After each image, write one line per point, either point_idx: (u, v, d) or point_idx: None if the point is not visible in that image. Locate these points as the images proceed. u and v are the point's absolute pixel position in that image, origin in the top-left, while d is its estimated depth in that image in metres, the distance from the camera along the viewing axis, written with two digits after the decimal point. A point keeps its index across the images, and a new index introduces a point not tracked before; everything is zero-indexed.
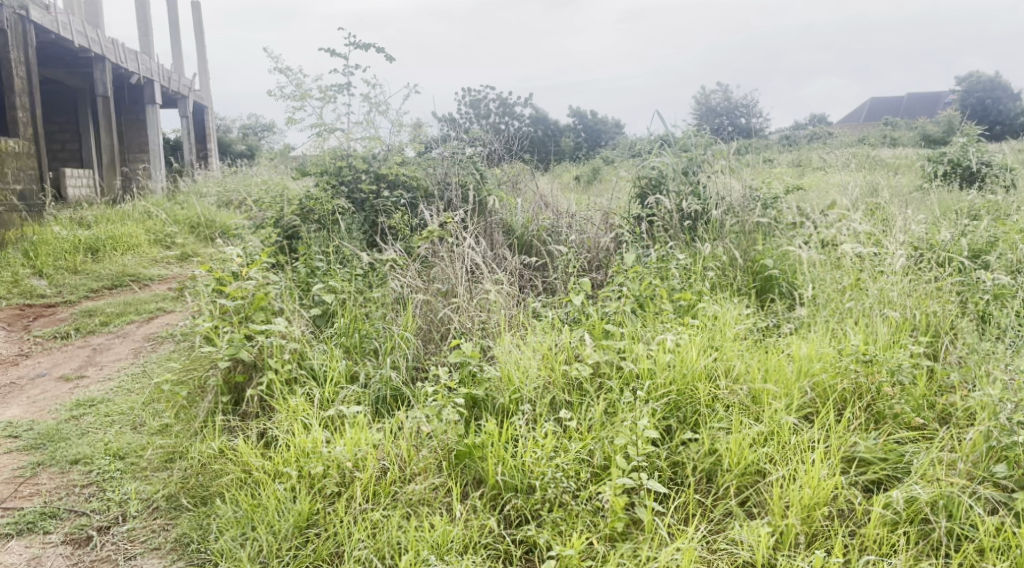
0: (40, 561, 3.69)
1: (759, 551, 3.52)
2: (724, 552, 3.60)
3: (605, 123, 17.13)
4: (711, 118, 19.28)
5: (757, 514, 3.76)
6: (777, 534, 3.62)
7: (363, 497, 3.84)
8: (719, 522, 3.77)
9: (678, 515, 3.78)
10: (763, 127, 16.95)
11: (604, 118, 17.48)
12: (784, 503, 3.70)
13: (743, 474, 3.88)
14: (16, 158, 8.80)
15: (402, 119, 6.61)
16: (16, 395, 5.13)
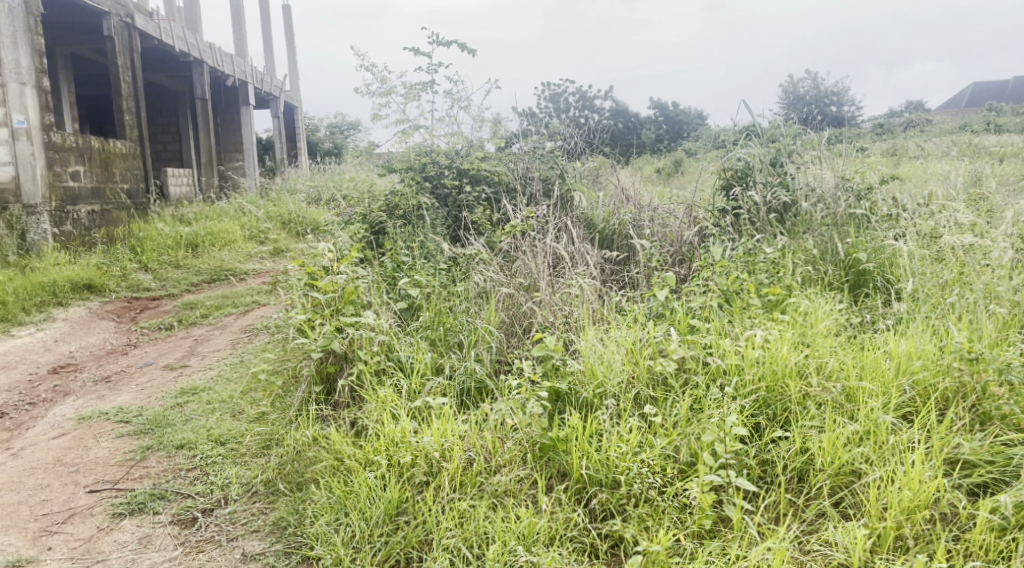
0: (150, 539, 3.87)
1: (855, 553, 3.46)
2: (819, 553, 3.56)
3: (687, 115, 16.85)
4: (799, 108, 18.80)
5: (853, 515, 3.70)
6: (875, 537, 3.55)
7: (450, 487, 3.91)
8: (812, 522, 3.72)
9: (769, 514, 3.75)
10: (854, 115, 16.45)
11: (687, 109, 17.23)
12: (882, 505, 3.63)
13: (837, 474, 3.82)
14: (123, 159, 9.22)
15: (484, 115, 6.63)
16: (126, 382, 5.39)
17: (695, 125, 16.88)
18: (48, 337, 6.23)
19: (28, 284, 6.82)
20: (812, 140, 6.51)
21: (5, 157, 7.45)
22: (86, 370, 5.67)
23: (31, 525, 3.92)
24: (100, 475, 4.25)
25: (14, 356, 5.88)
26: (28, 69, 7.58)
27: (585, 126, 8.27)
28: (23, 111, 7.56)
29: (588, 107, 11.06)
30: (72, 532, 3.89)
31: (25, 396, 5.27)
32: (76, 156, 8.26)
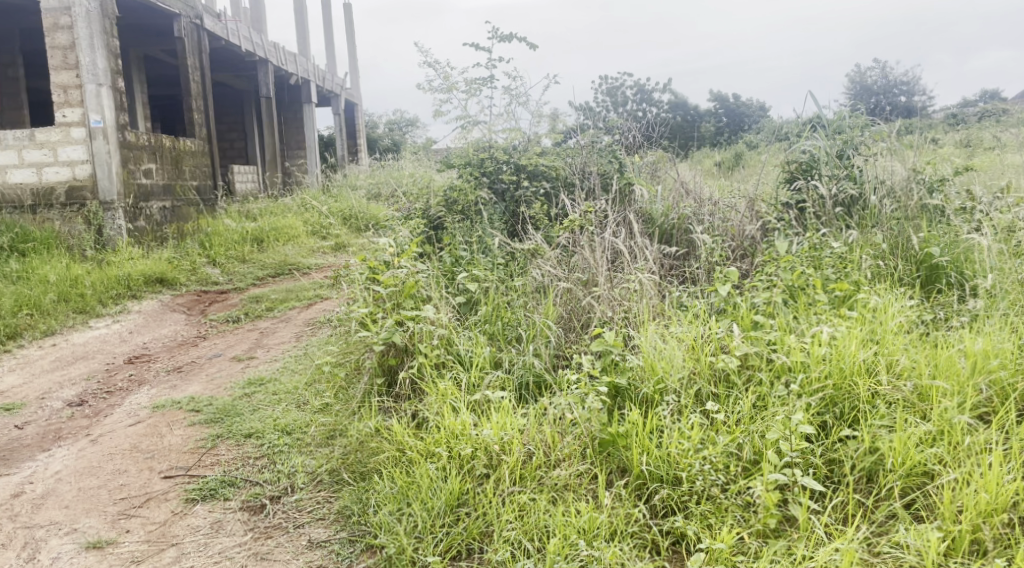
0: (220, 524, 3.96)
1: (929, 556, 3.40)
2: (889, 555, 3.50)
3: (749, 107, 16.58)
4: (866, 99, 18.39)
5: (926, 517, 3.64)
6: (950, 541, 3.48)
7: (510, 480, 3.93)
8: (882, 524, 3.67)
9: (837, 515, 3.70)
10: (924, 104, 16.01)
11: (749, 101, 16.98)
12: (957, 507, 3.56)
13: (909, 475, 3.76)
14: (192, 156, 9.50)
15: (542, 110, 6.61)
16: (196, 372, 5.56)
17: (757, 117, 16.63)
18: (123, 328, 6.45)
19: (103, 277, 7.05)
20: (880, 131, 6.37)
21: (81, 154, 7.78)
22: (158, 361, 5.85)
23: (110, 508, 4.05)
24: (173, 461, 4.38)
25: (92, 346, 6.10)
26: (104, 70, 7.81)
27: (644, 120, 8.23)
28: (99, 111, 7.77)
29: (646, 101, 11.16)
30: (148, 516, 4.00)
31: (102, 385, 5.46)
32: (148, 153, 8.52)
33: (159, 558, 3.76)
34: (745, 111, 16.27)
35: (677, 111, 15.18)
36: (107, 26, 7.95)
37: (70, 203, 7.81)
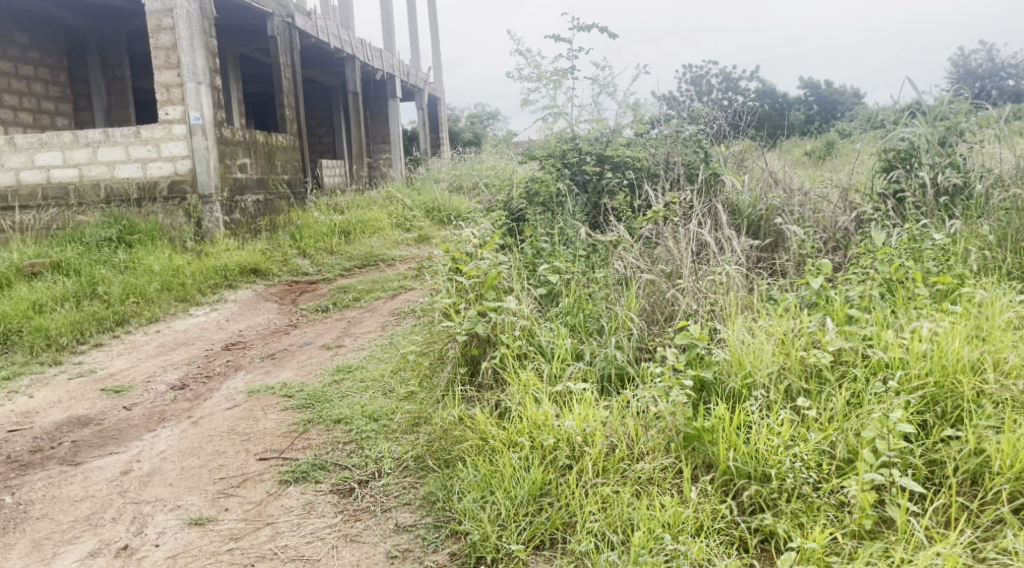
0: (312, 506, 4.11)
1: None
2: (995, 562, 3.41)
3: (841, 93, 16.10)
4: (970, 82, 17.70)
5: None
6: None
7: (593, 471, 3.96)
8: (988, 529, 3.58)
9: (938, 518, 3.62)
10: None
11: (841, 88, 16.49)
12: None
13: (1018, 479, 3.65)
14: (284, 152, 9.81)
15: (628, 100, 6.57)
16: (288, 359, 5.76)
17: (850, 104, 16.14)
18: (221, 316, 6.74)
19: (202, 268, 7.35)
20: (986, 117, 6.12)
21: (182, 150, 8.10)
22: (253, 348, 6.07)
23: (210, 487, 4.25)
24: (268, 444, 4.56)
25: (192, 333, 6.39)
26: (203, 69, 8.14)
27: (729, 109, 8.12)
28: (198, 109, 8.10)
29: (733, 90, 11.05)
30: (245, 496, 4.17)
31: (202, 369, 5.71)
32: (243, 149, 8.82)
33: (255, 536, 3.91)
34: (837, 99, 15.81)
35: (765, 100, 14.89)
36: (205, 26, 8.29)
37: (172, 197, 8.16)
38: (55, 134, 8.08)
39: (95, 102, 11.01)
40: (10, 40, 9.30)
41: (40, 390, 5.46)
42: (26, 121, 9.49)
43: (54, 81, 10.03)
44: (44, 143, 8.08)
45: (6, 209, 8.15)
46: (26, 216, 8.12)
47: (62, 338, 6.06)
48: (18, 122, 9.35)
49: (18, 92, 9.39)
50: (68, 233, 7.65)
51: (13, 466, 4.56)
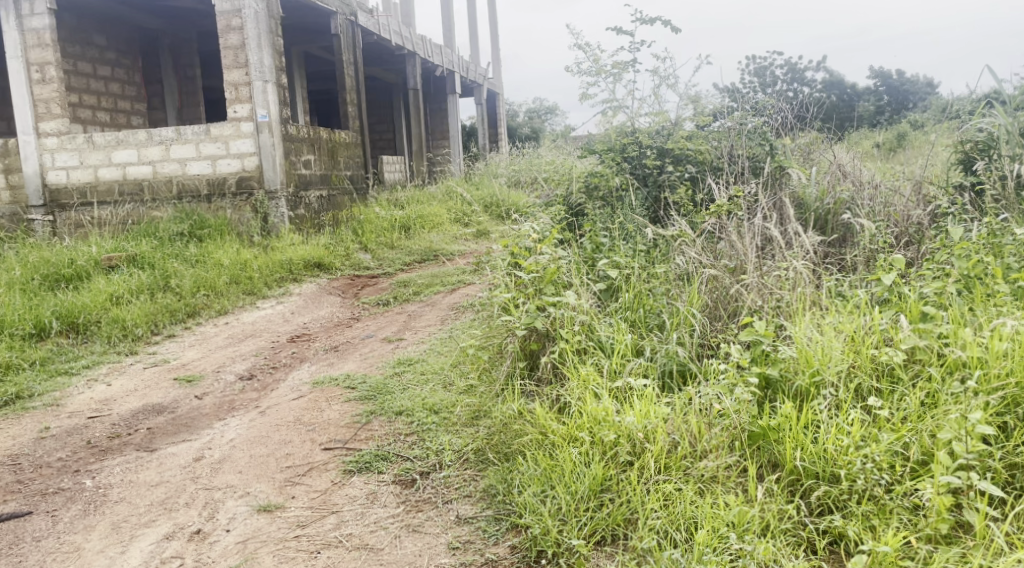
0: (376, 496, 4.15)
1: None
2: None
3: (914, 83, 15.67)
4: None
5: None
6: None
7: (655, 468, 3.93)
8: None
9: (1019, 524, 3.53)
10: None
11: (914, 77, 16.06)
12: None
13: None
14: (346, 148, 9.95)
15: (690, 92, 6.46)
16: (351, 351, 5.84)
17: (923, 94, 15.71)
18: (286, 309, 6.86)
19: (269, 262, 7.50)
20: None
21: (250, 147, 8.26)
22: (317, 340, 6.17)
23: (278, 475, 4.32)
24: (333, 434, 4.62)
25: (259, 325, 6.51)
26: (270, 68, 8.26)
27: (796, 101, 7.98)
28: (265, 106, 8.23)
29: (798, 81, 10.85)
30: (311, 484, 4.24)
31: (268, 360, 5.82)
32: (307, 145, 8.96)
33: (321, 523, 3.97)
34: (909, 89, 15.40)
35: (832, 90, 14.60)
36: (273, 26, 8.43)
37: (240, 192, 8.33)
38: (131, 132, 8.32)
39: (168, 101, 11.16)
40: (88, 42, 9.59)
41: (117, 378, 5.63)
42: (103, 120, 9.78)
43: (129, 81, 10.28)
44: (120, 140, 8.33)
45: (85, 204, 8.49)
46: (103, 211, 8.45)
47: (137, 328, 6.24)
48: (96, 120, 9.65)
49: (96, 92, 9.69)
50: (143, 227, 7.91)
51: (92, 452, 4.72)
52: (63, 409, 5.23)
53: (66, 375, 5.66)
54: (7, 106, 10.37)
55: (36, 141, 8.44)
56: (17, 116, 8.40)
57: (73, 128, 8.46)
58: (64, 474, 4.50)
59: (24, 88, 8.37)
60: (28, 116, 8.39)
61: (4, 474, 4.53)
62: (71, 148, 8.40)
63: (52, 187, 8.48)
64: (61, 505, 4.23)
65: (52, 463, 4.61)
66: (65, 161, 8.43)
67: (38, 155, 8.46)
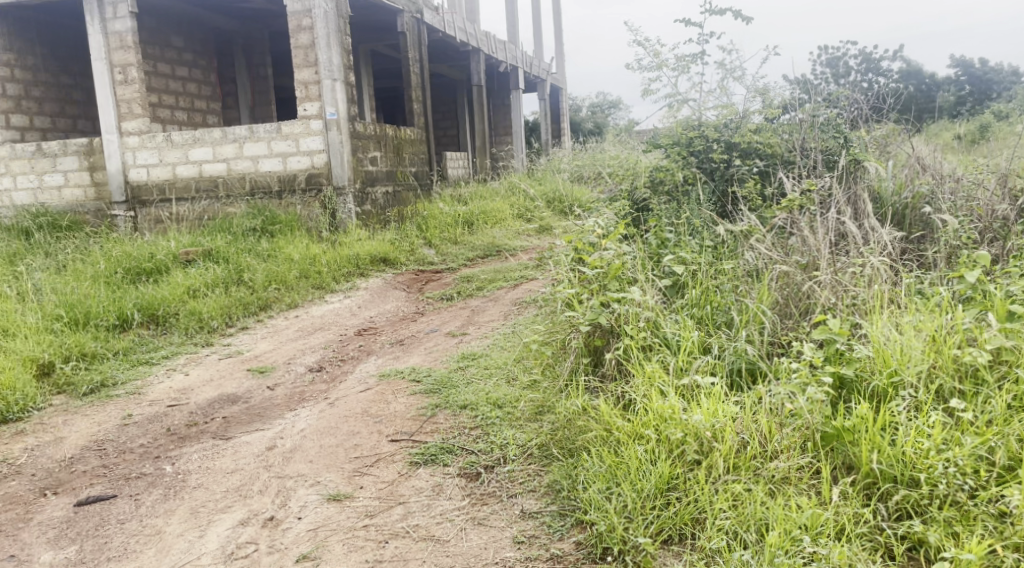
0: (441, 488, 4.16)
1: None
2: None
3: (998, 72, 15.25)
4: None
5: None
6: None
7: (724, 468, 3.85)
8: None
9: None
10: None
11: (998, 66, 15.62)
12: None
13: None
14: (411, 145, 10.03)
15: (756, 84, 6.25)
16: (416, 345, 5.87)
17: (1008, 83, 15.28)
18: (352, 303, 6.93)
19: (337, 257, 7.59)
20: None
21: (319, 144, 8.37)
22: (384, 333, 6.22)
23: (347, 465, 4.36)
24: (399, 427, 4.65)
25: (327, 318, 6.59)
26: (339, 66, 8.37)
27: (871, 91, 7.77)
28: (334, 104, 8.33)
29: (874, 71, 10.62)
30: (378, 475, 4.27)
31: (336, 353, 5.89)
32: (374, 142, 9.05)
33: (389, 514, 3.99)
34: (993, 78, 15.00)
35: (910, 80, 14.27)
36: (341, 25, 8.52)
37: (310, 188, 8.46)
38: (207, 131, 8.49)
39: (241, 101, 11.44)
40: (167, 44, 9.80)
41: (194, 368, 5.76)
42: (181, 119, 10.03)
43: (206, 81, 10.46)
44: (197, 139, 8.52)
45: (164, 200, 8.71)
46: (181, 207, 8.65)
47: (212, 321, 6.38)
48: (174, 120, 9.89)
49: (175, 92, 9.92)
50: (218, 223, 8.09)
51: (172, 439, 4.83)
52: (145, 397, 5.38)
53: (147, 364, 5.83)
54: (92, 107, 10.67)
55: (119, 140, 8.67)
56: (101, 115, 8.64)
57: (153, 127, 8.69)
58: (146, 460, 4.62)
59: (107, 89, 8.60)
60: (112, 116, 8.64)
61: (90, 459, 4.68)
62: (151, 146, 8.63)
63: (134, 184, 8.73)
64: (143, 489, 4.34)
65: (134, 449, 4.74)
66: (145, 159, 8.67)
67: (121, 153, 8.70)
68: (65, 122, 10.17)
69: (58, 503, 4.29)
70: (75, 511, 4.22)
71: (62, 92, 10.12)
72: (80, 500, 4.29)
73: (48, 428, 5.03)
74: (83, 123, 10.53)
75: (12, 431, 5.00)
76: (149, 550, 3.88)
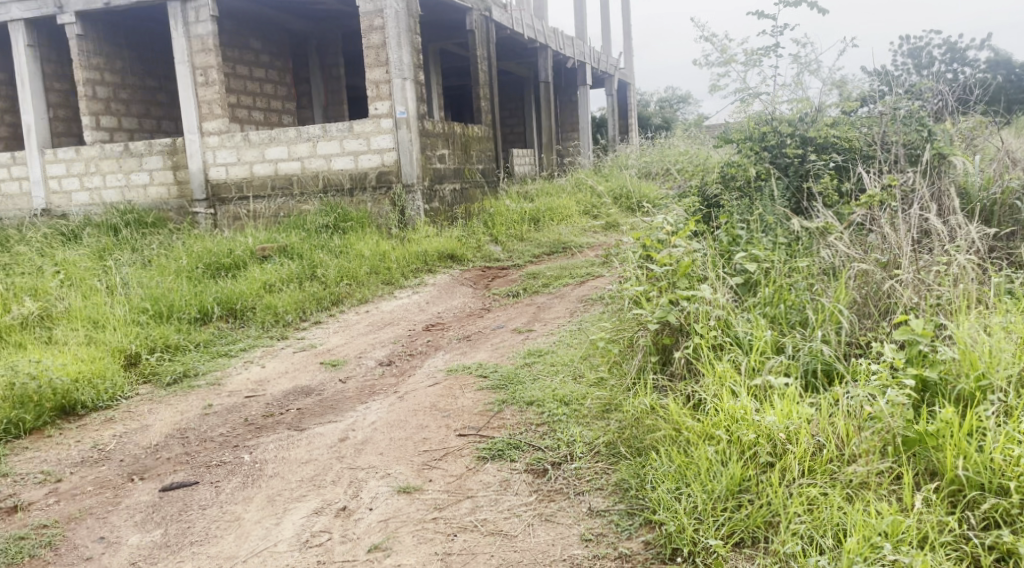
0: (509, 484, 4.13)
1: None
2: None
3: None
4: None
5: None
6: None
7: (799, 471, 3.74)
8: None
9: None
10: None
11: None
12: None
13: None
14: (478, 142, 10.05)
15: (833, 77, 6.06)
16: (482, 341, 5.86)
17: None
18: (421, 298, 6.96)
19: (406, 253, 7.64)
20: None
21: (389, 143, 8.44)
22: (451, 329, 6.23)
23: (416, 458, 4.37)
24: (467, 421, 4.64)
25: (396, 313, 6.63)
26: (409, 65, 8.39)
27: (957, 82, 7.50)
28: (403, 103, 8.37)
29: (959, 61, 10.26)
30: (447, 468, 4.27)
31: (405, 348, 5.92)
32: (442, 140, 9.09)
33: (457, 507, 3.99)
34: None
35: (998, 70, 13.80)
36: (412, 24, 8.57)
37: (380, 186, 8.53)
38: (282, 130, 8.63)
39: (315, 101, 11.62)
40: (245, 46, 9.99)
41: (270, 360, 5.85)
42: (259, 119, 10.21)
43: (281, 81, 10.62)
44: (272, 138, 8.67)
45: (242, 198, 8.89)
46: (258, 204, 8.82)
47: (287, 315, 6.47)
48: (252, 120, 10.08)
49: (252, 92, 10.11)
50: (292, 220, 8.22)
51: (250, 428, 4.91)
52: (224, 388, 5.48)
53: (226, 356, 5.94)
54: (175, 107, 10.96)
55: (200, 140, 8.89)
56: (183, 116, 8.88)
57: (232, 127, 8.87)
58: (226, 449, 4.70)
59: (190, 90, 8.84)
60: (193, 116, 8.86)
61: (174, 446, 4.78)
62: (230, 146, 8.83)
63: (214, 183, 8.94)
64: (223, 477, 4.41)
65: (214, 438, 4.83)
66: (225, 158, 8.87)
67: (202, 153, 8.91)
68: (150, 122, 10.43)
69: (144, 488, 4.39)
70: (160, 496, 4.31)
71: (147, 95, 10.40)
72: (165, 486, 4.38)
73: (134, 416, 5.17)
74: (167, 123, 10.83)
75: (102, 418, 5.16)
76: (228, 535, 3.94)
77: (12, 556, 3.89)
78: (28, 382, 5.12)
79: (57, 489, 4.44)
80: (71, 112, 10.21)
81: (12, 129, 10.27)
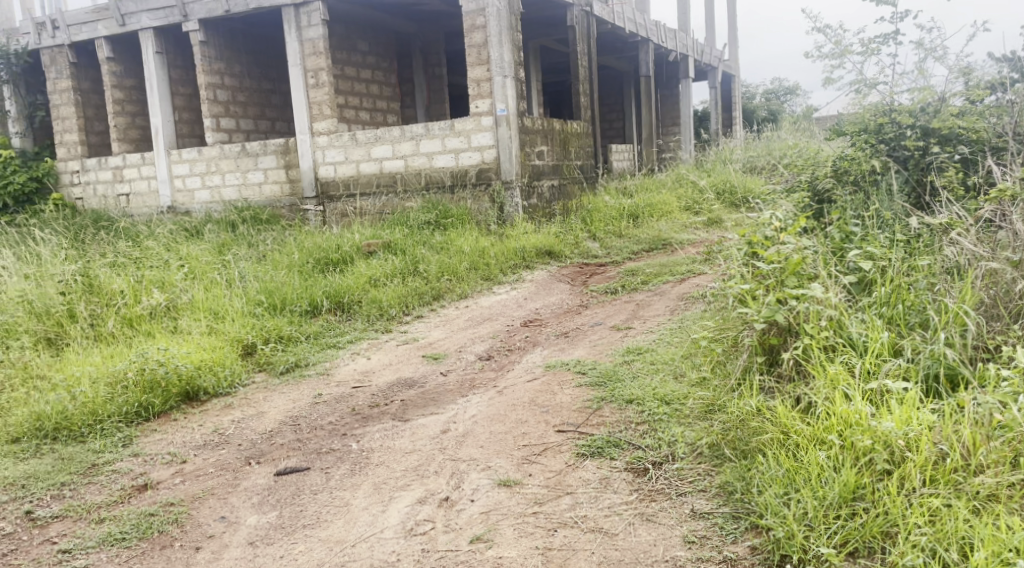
0: (609, 482, 4.03)
1: None
2: None
3: None
4: None
5: None
6: None
7: (920, 480, 3.51)
8: None
9: None
10: None
11: None
12: None
13: None
14: (577, 138, 9.95)
15: (959, 63, 5.74)
16: (580, 338, 5.78)
17: None
18: (519, 294, 6.91)
19: (504, 249, 7.62)
20: None
21: (490, 140, 8.43)
22: (549, 325, 6.16)
23: (516, 453, 4.32)
24: (565, 418, 4.56)
25: (495, 309, 6.61)
26: (510, 63, 8.36)
27: None
28: (504, 100, 8.34)
29: None
30: (547, 464, 4.20)
31: (505, 343, 5.88)
32: (542, 136, 9.03)
33: (557, 502, 3.91)
34: None
35: None
36: (514, 22, 8.55)
37: (480, 182, 8.53)
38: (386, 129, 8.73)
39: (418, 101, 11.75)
40: (353, 48, 10.17)
41: (375, 352, 5.90)
42: (364, 119, 10.36)
43: (386, 82, 10.76)
44: (378, 137, 8.78)
45: (349, 195, 9.03)
46: (365, 202, 8.95)
47: (391, 309, 6.53)
48: (359, 120, 10.25)
49: (359, 93, 10.27)
50: (396, 218, 8.29)
51: (357, 418, 4.95)
52: (332, 378, 5.55)
53: (334, 348, 6.02)
54: (287, 108, 11.25)
55: (310, 140, 9.09)
56: (296, 118, 9.10)
57: (340, 127, 9.04)
58: (335, 437, 4.75)
59: (302, 91, 9.05)
60: (304, 117, 9.06)
61: (287, 433, 4.86)
62: (338, 146, 8.99)
63: (323, 181, 9.12)
64: (333, 464, 4.45)
65: (324, 426, 4.89)
66: (333, 157, 9.04)
67: (311, 153, 9.12)
68: (265, 123, 10.74)
69: (261, 472, 4.47)
70: (275, 480, 4.38)
71: (262, 96, 10.68)
72: (279, 470, 4.45)
73: (251, 403, 5.28)
74: (280, 124, 11.13)
75: (222, 404, 5.30)
76: (337, 520, 3.96)
77: (142, 531, 4.01)
78: (157, 367, 5.31)
79: (182, 469, 4.56)
80: (193, 114, 10.60)
81: (142, 131, 10.74)
